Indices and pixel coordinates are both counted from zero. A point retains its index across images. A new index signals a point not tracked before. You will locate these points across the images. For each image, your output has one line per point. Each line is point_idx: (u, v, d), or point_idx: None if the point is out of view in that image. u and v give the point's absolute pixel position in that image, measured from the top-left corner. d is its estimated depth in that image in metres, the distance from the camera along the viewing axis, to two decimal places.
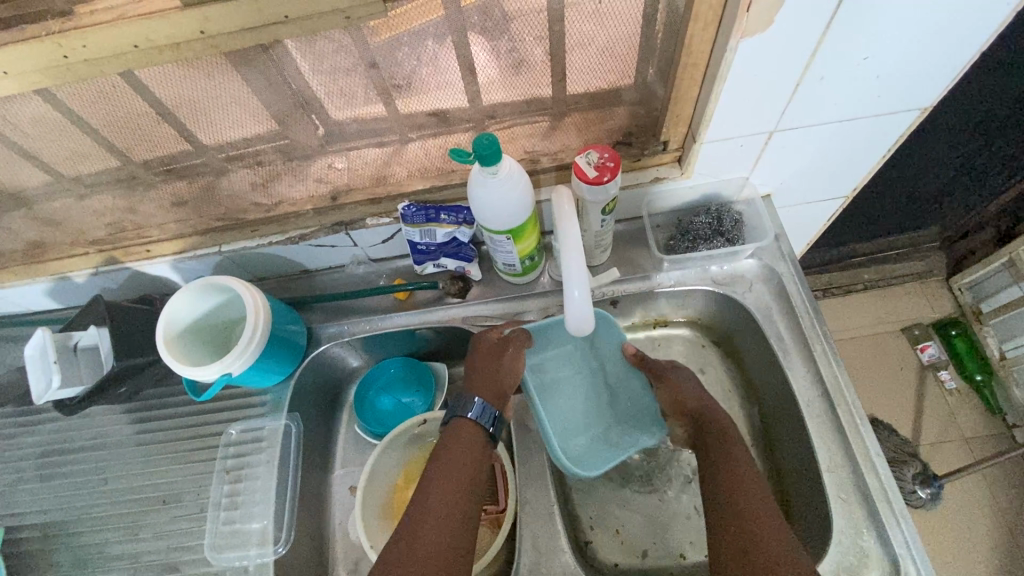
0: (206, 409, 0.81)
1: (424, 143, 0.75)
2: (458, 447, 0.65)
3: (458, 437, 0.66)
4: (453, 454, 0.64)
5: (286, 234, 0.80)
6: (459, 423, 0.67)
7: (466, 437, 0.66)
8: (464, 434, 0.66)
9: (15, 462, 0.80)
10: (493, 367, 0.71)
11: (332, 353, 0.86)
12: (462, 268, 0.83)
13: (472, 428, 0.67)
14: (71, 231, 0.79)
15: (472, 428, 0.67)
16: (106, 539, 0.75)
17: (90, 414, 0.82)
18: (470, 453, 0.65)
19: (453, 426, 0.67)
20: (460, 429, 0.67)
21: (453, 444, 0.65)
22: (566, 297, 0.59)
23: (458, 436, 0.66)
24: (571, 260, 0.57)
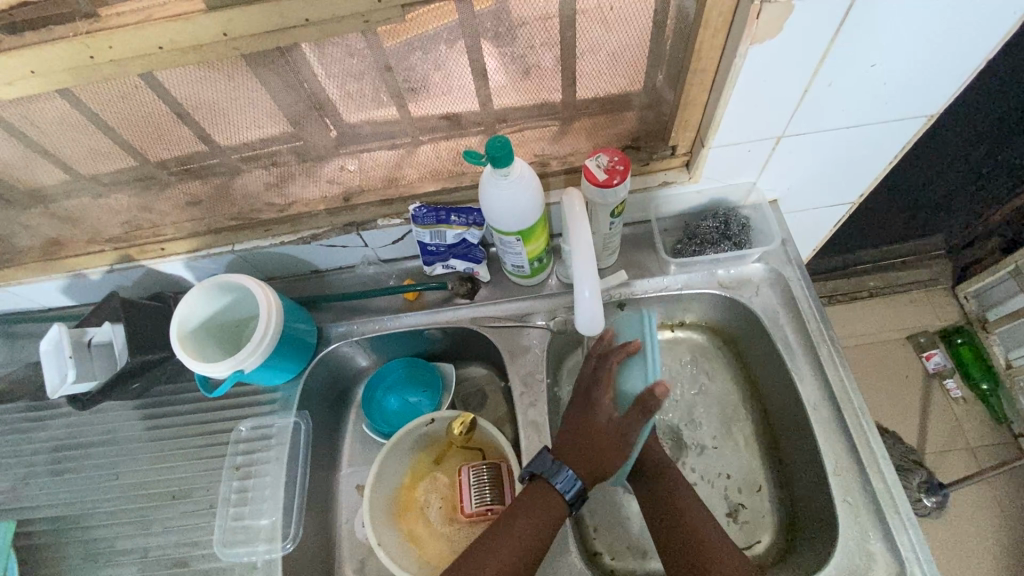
0: (216, 405, 0.82)
1: (435, 146, 0.76)
2: (533, 512, 0.64)
3: (536, 501, 0.65)
4: (520, 517, 0.64)
5: (298, 234, 0.81)
6: (540, 486, 0.65)
7: (541, 499, 0.65)
8: (544, 500, 0.64)
9: (28, 457, 0.81)
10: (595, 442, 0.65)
11: (341, 352, 0.86)
12: (470, 270, 0.84)
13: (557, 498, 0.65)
14: (88, 229, 0.81)
15: (551, 494, 0.65)
16: (116, 533, 0.75)
17: (103, 410, 0.83)
18: (545, 518, 0.64)
19: (537, 489, 0.65)
20: (540, 493, 0.65)
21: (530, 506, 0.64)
22: (577, 298, 0.60)
23: (538, 502, 0.64)
24: (582, 260, 0.58)
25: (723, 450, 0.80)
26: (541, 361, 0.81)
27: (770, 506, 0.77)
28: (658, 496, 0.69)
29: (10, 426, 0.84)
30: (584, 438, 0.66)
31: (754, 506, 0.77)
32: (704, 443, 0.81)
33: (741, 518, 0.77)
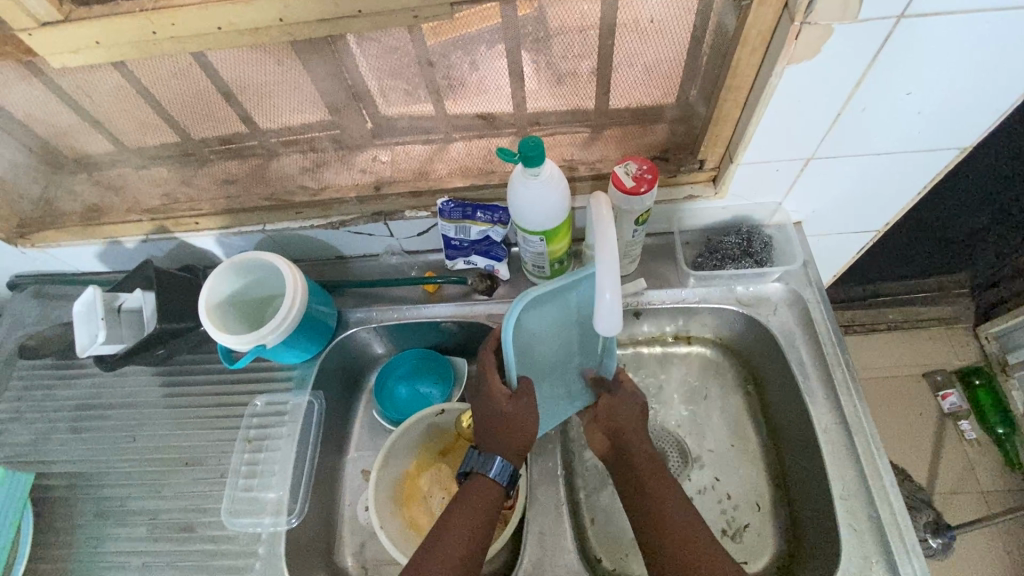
0: (235, 379, 0.84)
1: (468, 143, 0.78)
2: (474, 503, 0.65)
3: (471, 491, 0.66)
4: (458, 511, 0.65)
5: (329, 220, 0.83)
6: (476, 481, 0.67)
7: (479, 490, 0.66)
8: (479, 489, 0.66)
9: (50, 412, 0.84)
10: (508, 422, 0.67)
11: (358, 337, 0.88)
12: (491, 267, 0.86)
13: (486, 486, 0.66)
14: (128, 198, 0.84)
15: (486, 483, 0.67)
16: (129, 493, 0.77)
17: (127, 373, 0.86)
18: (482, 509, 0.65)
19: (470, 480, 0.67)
20: (474, 484, 0.67)
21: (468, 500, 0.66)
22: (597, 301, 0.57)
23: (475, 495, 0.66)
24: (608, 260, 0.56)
25: (726, 467, 0.81)
26: None
27: (769, 527, 0.77)
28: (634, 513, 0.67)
29: (38, 382, 0.87)
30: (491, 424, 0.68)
31: (753, 519, 0.77)
32: (705, 457, 0.82)
33: (734, 525, 0.77)
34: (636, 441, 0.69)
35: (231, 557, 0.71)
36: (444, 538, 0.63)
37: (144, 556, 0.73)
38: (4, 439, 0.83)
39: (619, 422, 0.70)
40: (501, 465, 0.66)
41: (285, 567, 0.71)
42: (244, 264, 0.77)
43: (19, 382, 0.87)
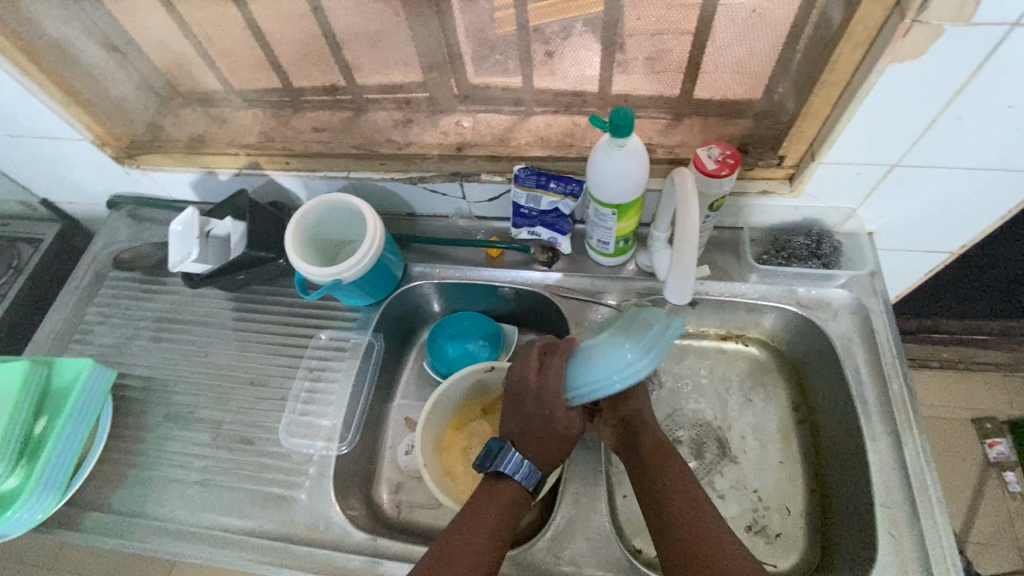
0: (302, 313, 0.90)
1: (554, 113, 0.83)
2: (493, 494, 0.68)
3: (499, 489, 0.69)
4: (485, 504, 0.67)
5: (409, 174, 0.86)
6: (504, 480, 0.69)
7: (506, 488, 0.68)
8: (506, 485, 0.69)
9: (133, 321, 0.92)
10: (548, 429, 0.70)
11: (419, 290, 0.92)
12: (554, 240, 0.87)
13: (510, 484, 0.69)
14: (229, 133, 0.90)
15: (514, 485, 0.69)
16: (196, 402, 0.83)
17: (205, 295, 0.93)
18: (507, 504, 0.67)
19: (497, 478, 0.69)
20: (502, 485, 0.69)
21: (484, 494, 0.68)
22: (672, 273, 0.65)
23: (496, 487, 0.69)
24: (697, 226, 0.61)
25: (762, 463, 0.81)
26: None
27: (801, 528, 0.77)
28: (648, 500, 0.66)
29: (126, 292, 0.95)
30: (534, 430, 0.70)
31: (785, 517, 0.78)
32: (743, 453, 0.82)
33: (763, 520, 0.78)
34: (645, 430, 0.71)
35: (283, 472, 0.77)
36: (470, 530, 0.64)
37: (204, 460, 0.79)
38: (93, 338, 0.91)
39: (626, 411, 0.74)
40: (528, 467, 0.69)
41: (331, 489, 0.75)
42: (313, 211, 0.81)
43: (109, 290, 0.95)
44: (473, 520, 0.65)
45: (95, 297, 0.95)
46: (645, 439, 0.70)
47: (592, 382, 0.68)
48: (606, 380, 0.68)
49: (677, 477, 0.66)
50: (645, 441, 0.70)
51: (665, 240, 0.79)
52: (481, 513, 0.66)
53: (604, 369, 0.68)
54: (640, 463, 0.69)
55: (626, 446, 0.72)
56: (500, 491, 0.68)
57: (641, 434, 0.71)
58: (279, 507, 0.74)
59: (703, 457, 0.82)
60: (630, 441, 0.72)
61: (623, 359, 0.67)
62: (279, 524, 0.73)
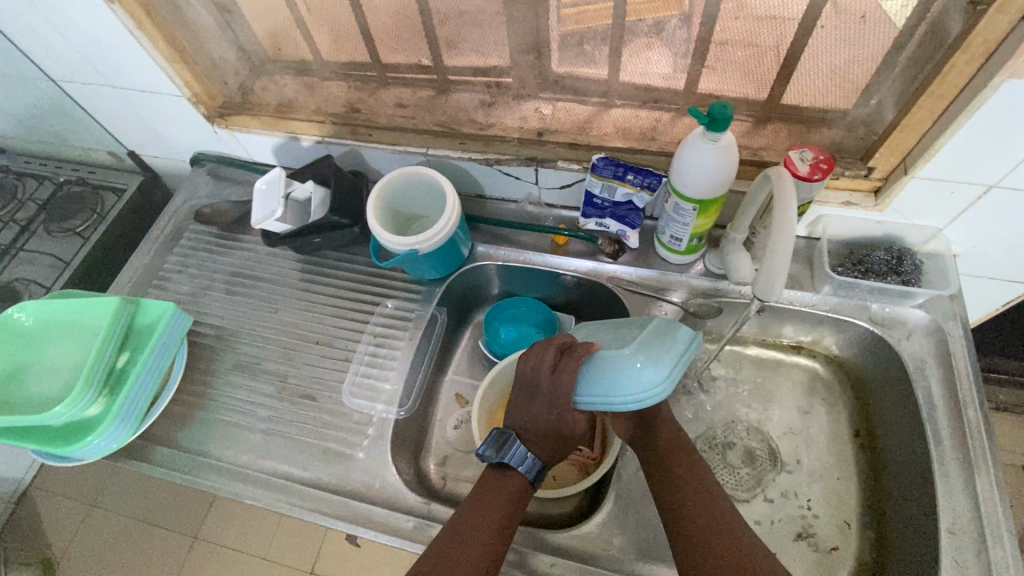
0: (369, 282, 0.93)
1: (637, 105, 0.83)
2: (498, 485, 0.69)
3: (500, 483, 0.69)
4: (487, 498, 0.67)
5: (486, 155, 0.87)
6: (507, 474, 0.69)
7: (506, 482, 0.69)
8: (507, 478, 0.69)
9: (209, 272, 0.96)
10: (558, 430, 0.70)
11: (481, 271, 0.94)
12: (622, 233, 0.88)
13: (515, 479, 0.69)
14: (317, 101, 0.93)
15: (518, 479, 0.69)
16: (263, 355, 0.87)
17: (277, 255, 0.97)
18: (509, 495, 0.68)
19: (501, 472, 0.69)
20: (505, 478, 0.69)
21: (488, 484, 0.69)
22: (767, 265, 0.61)
23: (500, 477, 0.69)
24: (786, 241, 0.59)
25: (814, 476, 0.81)
26: None
27: (853, 545, 0.77)
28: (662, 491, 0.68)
29: (203, 245, 0.99)
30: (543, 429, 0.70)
31: (836, 532, 0.77)
32: (795, 464, 0.82)
33: (813, 531, 0.78)
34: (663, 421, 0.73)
35: (343, 430, 0.79)
36: (475, 528, 0.64)
37: (268, 410, 0.82)
38: (170, 285, 0.95)
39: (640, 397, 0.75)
40: (532, 460, 0.70)
41: (387, 451, 0.77)
42: (393, 184, 0.83)
43: (188, 242, 1.00)
44: (478, 517, 0.65)
45: (173, 247, 1.00)
46: (661, 430, 0.72)
47: (596, 397, 0.67)
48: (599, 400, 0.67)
49: (694, 469, 0.68)
50: (662, 432, 0.72)
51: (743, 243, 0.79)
52: (483, 507, 0.66)
53: (612, 392, 0.66)
54: (656, 454, 0.71)
55: (640, 435, 0.73)
56: (499, 484, 0.69)
57: (659, 425, 0.72)
58: (338, 463, 0.77)
59: (754, 464, 0.83)
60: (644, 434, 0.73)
61: (620, 394, 0.66)
62: (336, 479, 0.76)
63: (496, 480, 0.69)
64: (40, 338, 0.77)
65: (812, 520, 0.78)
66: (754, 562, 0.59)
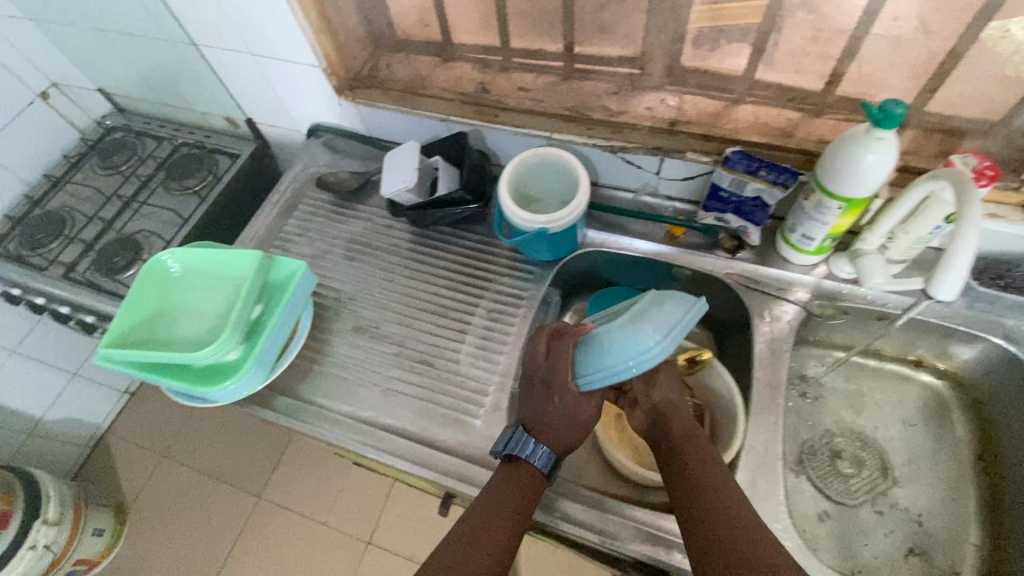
0: (483, 259, 0.95)
1: (774, 102, 0.83)
2: (510, 480, 0.70)
3: (513, 479, 0.70)
4: (500, 495, 0.68)
5: (611, 141, 0.86)
6: (519, 469, 0.70)
7: (519, 479, 0.70)
8: (520, 474, 0.70)
9: (329, 238, 1.00)
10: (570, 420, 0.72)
11: (591, 257, 0.94)
12: (744, 229, 0.87)
13: (527, 473, 0.70)
14: (447, 80, 0.96)
15: (531, 472, 0.70)
16: (382, 320, 0.90)
17: (394, 228, 1.00)
18: (523, 492, 0.68)
19: (513, 465, 0.71)
20: (517, 472, 0.70)
21: (501, 481, 0.69)
22: (948, 263, 0.60)
23: (511, 471, 0.70)
24: (967, 243, 0.58)
25: (927, 491, 0.81)
26: (787, 333, 0.82)
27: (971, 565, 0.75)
28: (672, 478, 0.69)
29: (322, 213, 1.04)
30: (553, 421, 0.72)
31: (950, 551, 0.76)
32: (906, 476, 0.83)
33: (925, 545, 0.77)
34: (676, 416, 0.75)
35: (459, 398, 0.82)
36: (485, 528, 0.66)
37: (387, 373, 0.85)
38: (291, 248, 1.00)
39: (657, 397, 0.77)
40: (546, 453, 0.71)
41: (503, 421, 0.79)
42: (524, 164, 0.85)
43: (308, 209, 1.04)
44: (489, 516, 0.66)
45: (293, 213, 1.05)
46: (674, 419, 0.75)
47: (596, 370, 0.71)
48: (600, 371, 0.71)
49: (704, 455, 0.69)
50: (676, 423, 0.74)
51: (878, 247, 0.78)
52: (493, 505, 0.67)
53: (608, 359, 0.70)
54: (669, 447, 0.72)
55: (655, 431, 0.76)
56: (512, 480, 0.69)
57: (672, 420, 0.74)
58: (456, 429, 0.79)
59: (866, 473, 0.83)
60: (659, 427, 0.76)
61: (616, 361, 0.70)
62: (455, 443, 0.79)
63: (509, 475, 0.70)
64: (185, 288, 0.83)
65: (924, 533, 0.78)
66: (760, 541, 0.58)
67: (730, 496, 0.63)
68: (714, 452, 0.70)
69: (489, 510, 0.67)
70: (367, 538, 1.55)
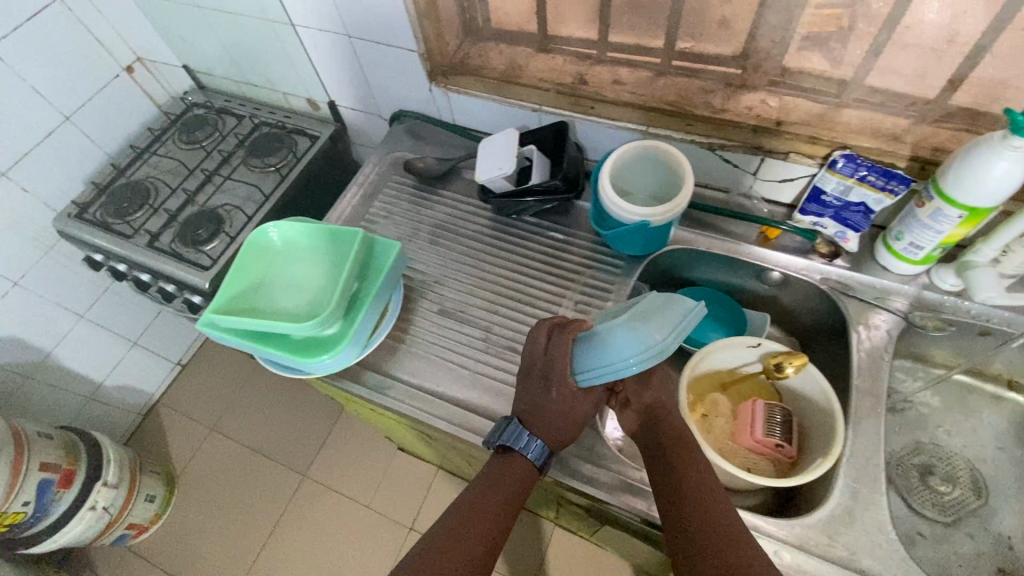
0: (569, 251, 0.95)
1: (889, 108, 0.80)
2: (504, 470, 0.71)
3: (507, 469, 0.71)
4: (496, 484, 0.70)
5: (711, 136, 0.87)
6: (512, 461, 0.71)
7: (513, 471, 0.71)
8: (513, 466, 0.71)
9: (414, 222, 1.01)
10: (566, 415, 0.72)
11: (679, 254, 0.94)
12: (842, 236, 0.87)
13: (521, 465, 0.71)
14: (542, 70, 0.96)
15: (524, 465, 0.71)
16: (468, 305, 0.91)
17: (479, 215, 1.01)
18: (517, 483, 0.70)
19: (507, 457, 0.72)
20: (510, 463, 0.71)
21: (495, 470, 0.71)
22: None
23: (506, 462, 0.72)
24: None
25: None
26: (885, 343, 0.81)
27: None
28: (659, 479, 0.69)
29: (407, 197, 1.05)
30: (547, 415, 0.72)
31: None
32: (1004, 498, 0.80)
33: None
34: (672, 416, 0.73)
35: None
36: (477, 515, 0.67)
37: (475, 357, 0.86)
38: (377, 229, 1.01)
39: (649, 399, 0.75)
40: (540, 447, 0.71)
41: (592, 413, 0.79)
42: (625, 157, 0.85)
43: (393, 192, 1.06)
44: (481, 503, 0.68)
45: (378, 195, 1.06)
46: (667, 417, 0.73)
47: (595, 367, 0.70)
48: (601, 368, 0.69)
49: (694, 461, 0.69)
50: (672, 423, 0.73)
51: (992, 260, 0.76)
52: (487, 494, 0.69)
53: (608, 358, 0.68)
54: (659, 446, 0.72)
55: (647, 427, 0.74)
56: (507, 472, 0.71)
57: (666, 421, 0.73)
58: None
59: (958, 491, 0.81)
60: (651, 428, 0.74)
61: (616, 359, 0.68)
62: None
63: (503, 466, 0.71)
64: (283, 262, 0.84)
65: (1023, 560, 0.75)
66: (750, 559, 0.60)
67: (719, 508, 0.65)
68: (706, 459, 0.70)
69: (483, 497, 0.69)
70: (409, 523, 1.57)
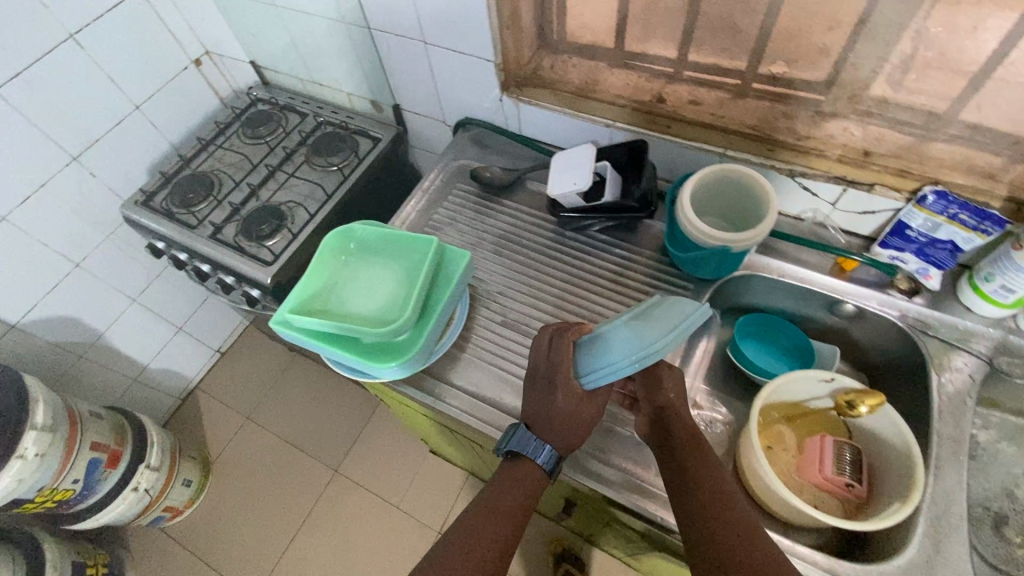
0: (635, 269, 0.94)
1: (990, 145, 0.76)
2: (513, 473, 0.71)
3: (520, 473, 0.71)
4: (510, 487, 0.70)
5: (793, 164, 0.84)
6: (521, 464, 0.71)
7: (523, 474, 0.71)
8: (523, 468, 0.71)
9: (478, 231, 1.01)
10: (571, 416, 0.70)
11: (749, 280, 0.93)
12: (923, 272, 0.85)
13: (532, 468, 0.71)
14: (619, 86, 0.95)
15: (534, 469, 0.71)
16: (532, 318, 0.90)
17: (544, 227, 1.01)
18: (531, 485, 0.70)
19: (517, 460, 0.72)
20: (521, 466, 0.72)
21: (505, 473, 0.72)
22: None
23: (515, 467, 0.72)
24: None
25: None
26: (966, 386, 0.78)
27: None
28: (672, 480, 0.68)
29: (471, 205, 1.05)
30: (554, 418, 0.70)
31: None
32: None
33: None
34: (681, 415, 0.71)
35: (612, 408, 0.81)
36: (489, 517, 0.68)
37: None
38: (440, 236, 1.01)
39: (659, 400, 0.73)
40: (549, 453, 0.71)
41: None
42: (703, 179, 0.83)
43: (457, 200, 1.06)
44: (495, 507, 0.69)
45: (443, 201, 1.07)
46: (675, 414, 0.72)
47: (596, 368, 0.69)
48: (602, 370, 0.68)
49: (705, 461, 0.68)
50: (682, 423, 0.71)
51: None
52: (498, 495, 0.70)
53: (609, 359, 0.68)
54: (671, 447, 0.70)
55: (656, 428, 0.73)
56: (518, 475, 0.71)
57: (674, 419, 0.71)
58: (607, 438, 0.80)
59: None
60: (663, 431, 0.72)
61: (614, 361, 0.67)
62: (607, 452, 0.79)
63: (512, 468, 0.72)
64: (355, 267, 0.85)
65: None
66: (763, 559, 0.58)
67: (731, 510, 0.63)
68: (719, 461, 0.68)
69: (499, 501, 0.70)
70: (437, 527, 1.55)
